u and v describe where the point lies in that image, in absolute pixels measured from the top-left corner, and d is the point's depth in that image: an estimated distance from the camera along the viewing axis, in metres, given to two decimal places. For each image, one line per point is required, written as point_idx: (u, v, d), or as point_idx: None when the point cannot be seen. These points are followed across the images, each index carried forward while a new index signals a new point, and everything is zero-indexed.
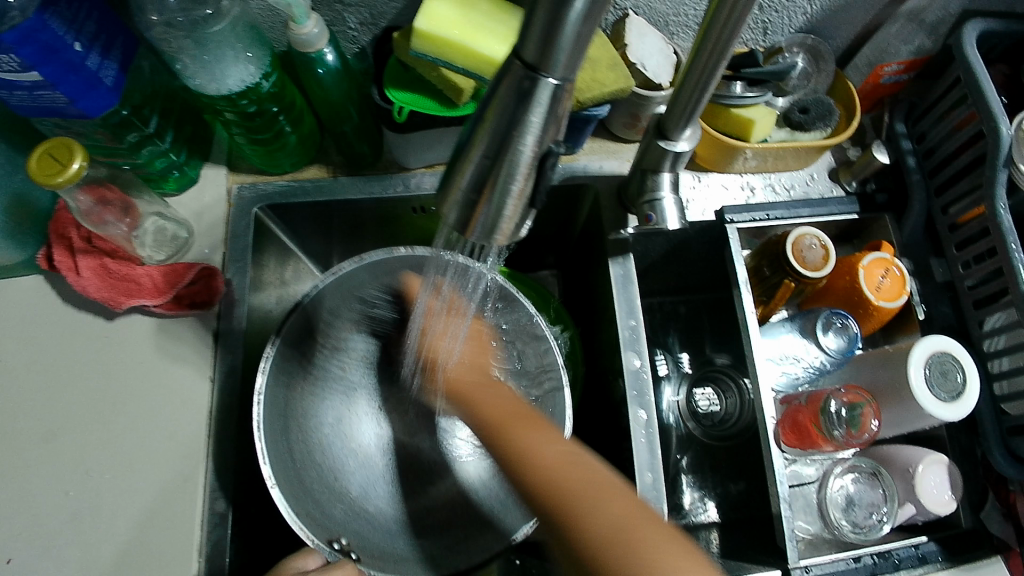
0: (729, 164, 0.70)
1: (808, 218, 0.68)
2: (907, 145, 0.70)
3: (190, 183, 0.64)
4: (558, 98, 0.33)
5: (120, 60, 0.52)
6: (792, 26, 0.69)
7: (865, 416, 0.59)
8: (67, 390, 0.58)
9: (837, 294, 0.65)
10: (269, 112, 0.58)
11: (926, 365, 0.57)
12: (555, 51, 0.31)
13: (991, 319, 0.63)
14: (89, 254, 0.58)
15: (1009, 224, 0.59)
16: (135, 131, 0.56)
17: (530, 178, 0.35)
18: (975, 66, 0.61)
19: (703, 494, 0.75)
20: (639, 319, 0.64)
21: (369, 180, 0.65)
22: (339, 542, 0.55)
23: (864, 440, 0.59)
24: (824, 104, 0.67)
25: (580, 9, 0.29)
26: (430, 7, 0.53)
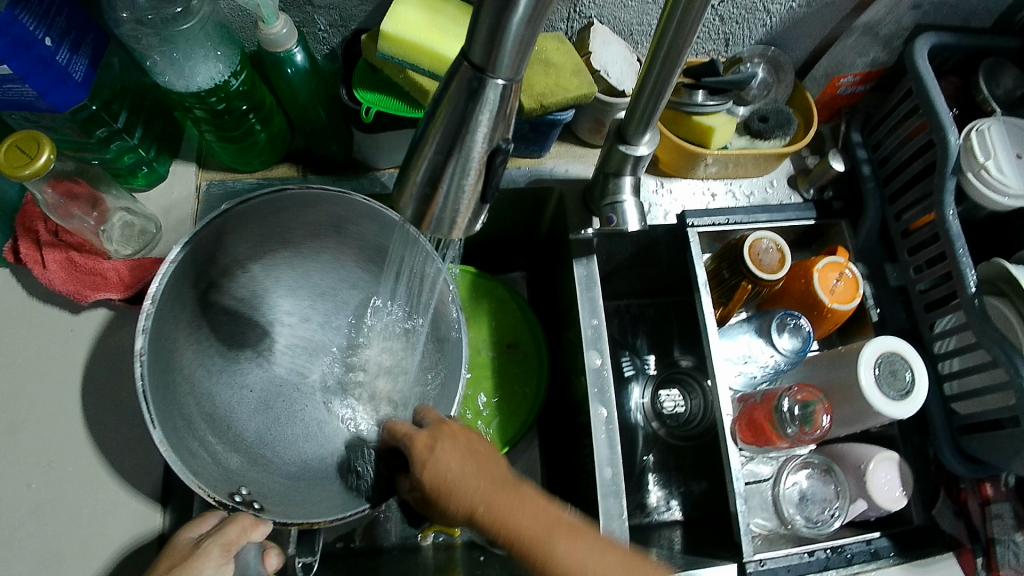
0: (691, 170, 0.72)
1: (767, 223, 0.70)
2: (862, 154, 0.72)
3: (159, 179, 0.65)
4: (506, 98, 0.34)
5: (90, 56, 0.53)
6: (752, 38, 0.71)
7: (818, 415, 0.60)
8: (32, 381, 0.59)
9: (793, 296, 0.67)
10: (238, 109, 0.59)
11: (875, 364, 0.59)
12: (500, 53, 0.32)
13: (942, 321, 0.65)
14: (56, 247, 0.59)
15: (956, 229, 0.61)
16: (104, 126, 0.56)
17: (482, 175, 0.36)
18: (926, 79, 0.63)
19: (668, 493, 0.77)
20: (601, 319, 0.66)
21: (338, 180, 0.67)
22: (241, 495, 0.52)
23: (816, 437, 0.61)
24: (783, 112, 0.69)
25: (523, 13, 0.30)
26: (398, 10, 0.54)
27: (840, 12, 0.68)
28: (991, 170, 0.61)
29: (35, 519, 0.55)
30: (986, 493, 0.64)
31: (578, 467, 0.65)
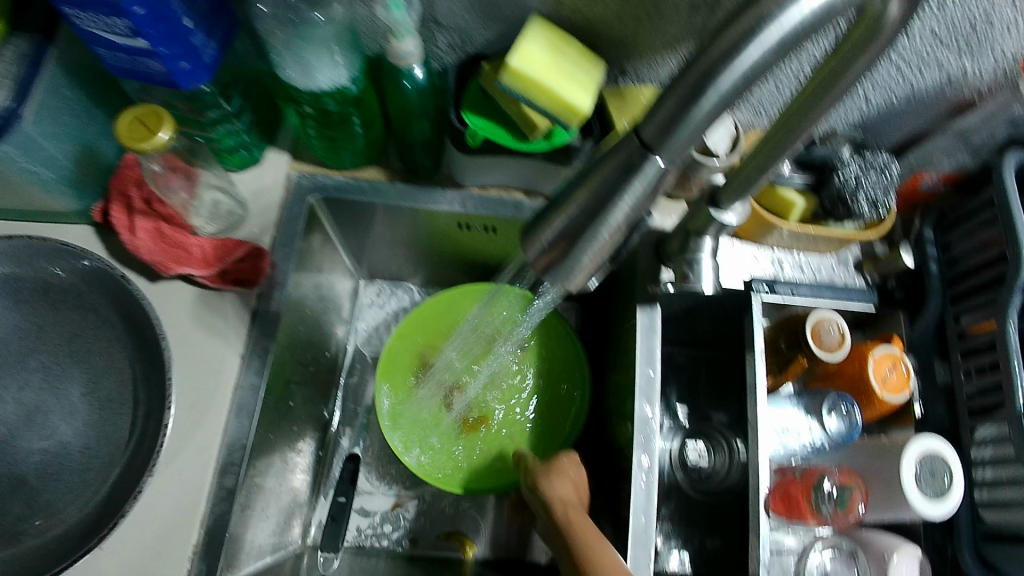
0: (763, 237, 0.73)
1: (830, 300, 0.71)
2: (932, 252, 0.73)
3: (252, 163, 0.66)
4: (660, 178, 0.35)
5: (220, 40, 0.54)
6: (846, 120, 0.73)
7: (564, 469, 0.64)
8: (100, 345, 0.59)
9: (845, 379, 0.68)
10: (347, 113, 0.60)
11: (917, 462, 0.60)
12: (672, 136, 0.33)
13: (983, 429, 0.66)
14: (147, 216, 0.59)
15: (1015, 343, 0.63)
16: (217, 108, 0.58)
17: (615, 237, 0.37)
18: (1010, 192, 0.65)
19: (678, 544, 0.79)
20: (656, 371, 0.66)
21: (419, 190, 0.67)
22: None
23: (540, 508, 0.61)
24: (889, 194, 0.67)
25: (707, 110, 0.32)
26: (525, 45, 0.55)
27: (936, 112, 0.70)
28: None
29: (86, 486, 0.55)
30: None
31: (609, 508, 0.67)
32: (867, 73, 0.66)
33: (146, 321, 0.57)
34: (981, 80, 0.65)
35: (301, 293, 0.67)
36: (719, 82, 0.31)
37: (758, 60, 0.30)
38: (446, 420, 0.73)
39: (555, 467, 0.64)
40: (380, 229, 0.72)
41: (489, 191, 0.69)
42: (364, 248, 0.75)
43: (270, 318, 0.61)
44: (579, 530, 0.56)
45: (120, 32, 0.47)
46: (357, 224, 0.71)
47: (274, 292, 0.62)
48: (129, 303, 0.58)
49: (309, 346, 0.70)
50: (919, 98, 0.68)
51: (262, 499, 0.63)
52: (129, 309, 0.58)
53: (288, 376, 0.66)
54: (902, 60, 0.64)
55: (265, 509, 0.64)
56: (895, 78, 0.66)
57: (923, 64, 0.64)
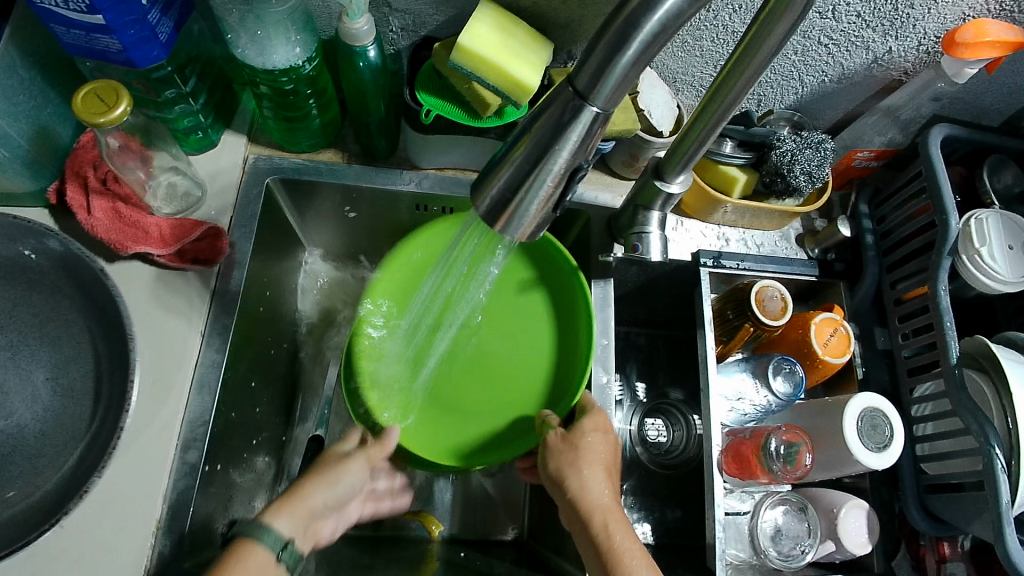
0: (709, 215, 0.77)
1: (773, 273, 0.75)
2: (867, 224, 0.78)
3: (209, 146, 0.67)
4: (594, 125, 0.37)
5: (175, 20, 0.56)
6: (784, 101, 0.77)
7: (583, 441, 0.60)
8: (55, 326, 0.58)
9: (789, 344, 0.71)
10: (302, 93, 0.62)
11: (858, 417, 0.63)
12: (603, 84, 0.35)
13: (921, 387, 0.70)
14: (102, 196, 0.59)
15: (946, 304, 0.66)
16: (173, 88, 0.59)
17: (559, 185, 0.39)
18: (936, 163, 0.69)
19: (641, 516, 0.80)
20: (611, 339, 0.68)
21: (378, 172, 0.69)
22: None
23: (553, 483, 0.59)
24: (823, 168, 0.70)
25: (634, 54, 0.34)
26: (474, 25, 0.57)
27: (866, 92, 0.74)
28: (984, 256, 0.66)
29: (44, 465, 0.55)
30: (943, 551, 0.70)
31: None
32: (800, 55, 0.69)
33: (104, 301, 0.58)
34: (906, 60, 0.69)
35: (261, 275, 0.68)
36: (644, 27, 0.34)
37: (670, 11, 0.33)
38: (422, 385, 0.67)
39: (574, 436, 0.60)
40: (339, 213, 0.73)
41: (445, 171, 0.71)
42: (323, 233, 0.76)
43: (229, 297, 0.63)
44: (608, 522, 0.55)
45: (77, 9, 0.48)
46: (317, 208, 0.72)
47: (233, 273, 0.63)
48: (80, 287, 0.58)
49: (270, 328, 0.71)
50: (850, 78, 0.72)
51: (224, 479, 0.64)
52: (86, 288, 0.58)
53: (250, 356, 0.67)
54: (830, 41, 0.68)
55: (228, 489, 0.64)
56: (826, 59, 0.70)
57: (851, 45, 0.68)
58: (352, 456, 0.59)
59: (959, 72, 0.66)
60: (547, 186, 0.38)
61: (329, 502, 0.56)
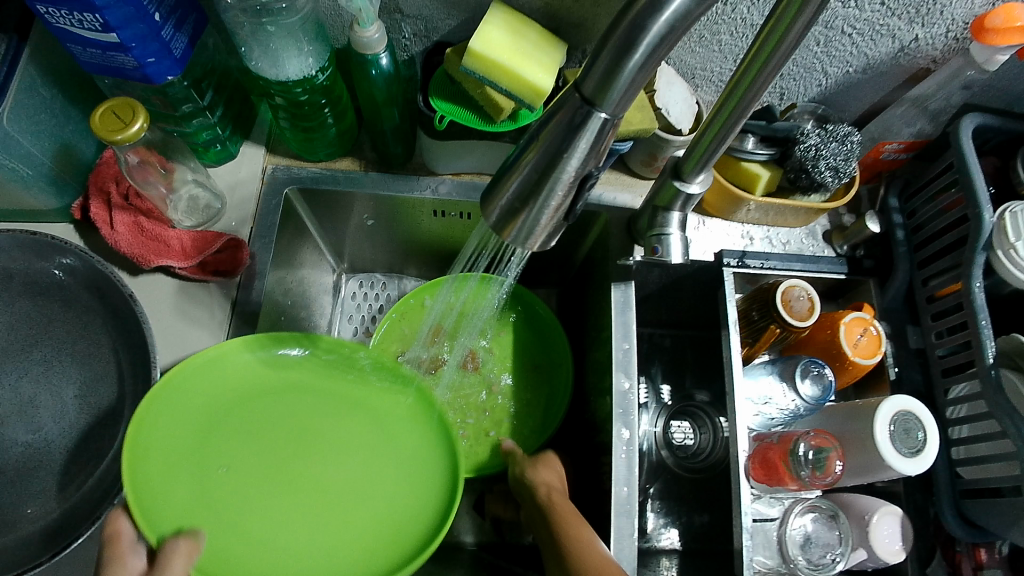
0: (732, 213, 0.75)
1: (799, 272, 0.73)
2: (897, 219, 0.75)
3: (228, 157, 0.68)
4: (605, 131, 0.36)
5: (189, 35, 0.56)
6: (807, 95, 0.75)
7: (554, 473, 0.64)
8: (82, 342, 0.60)
9: (817, 345, 0.69)
10: (317, 102, 0.62)
11: (891, 421, 0.61)
12: (610, 89, 0.35)
13: (956, 388, 0.68)
14: (125, 211, 0.60)
15: (980, 302, 0.64)
16: (190, 102, 0.60)
17: (570, 193, 0.39)
18: (968, 155, 0.67)
19: (668, 521, 0.79)
20: (632, 343, 0.67)
21: (394, 178, 0.69)
22: None
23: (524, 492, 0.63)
24: (850, 163, 0.68)
25: (640, 58, 0.33)
26: (486, 29, 0.56)
27: (892, 82, 0.72)
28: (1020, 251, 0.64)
29: (74, 479, 0.56)
30: (979, 558, 0.67)
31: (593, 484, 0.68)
32: (822, 46, 0.68)
33: (129, 316, 0.59)
34: (933, 48, 0.67)
35: (281, 285, 0.68)
36: (650, 28, 0.33)
37: (678, 13, 0.32)
38: (318, 431, 0.62)
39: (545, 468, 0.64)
40: (356, 223, 0.74)
41: (462, 177, 0.71)
42: (342, 241, 0.77)
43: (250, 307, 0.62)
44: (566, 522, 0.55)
45: (92, 27, 0.49)
46: (333, 215, 0.72)
47: (254, 283, 0.63)
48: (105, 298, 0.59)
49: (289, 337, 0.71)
50: (875, 69, 0.70)
51: None
52: (112, 304, 0.59)
53: None
54: (854, 31, 0.65)
55: None
56: (850, 51, 0.68)
57: (876, 35, 0.66)
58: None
59: (988, 60, 0.63)
60: (558, 194, 0.38)
61: None
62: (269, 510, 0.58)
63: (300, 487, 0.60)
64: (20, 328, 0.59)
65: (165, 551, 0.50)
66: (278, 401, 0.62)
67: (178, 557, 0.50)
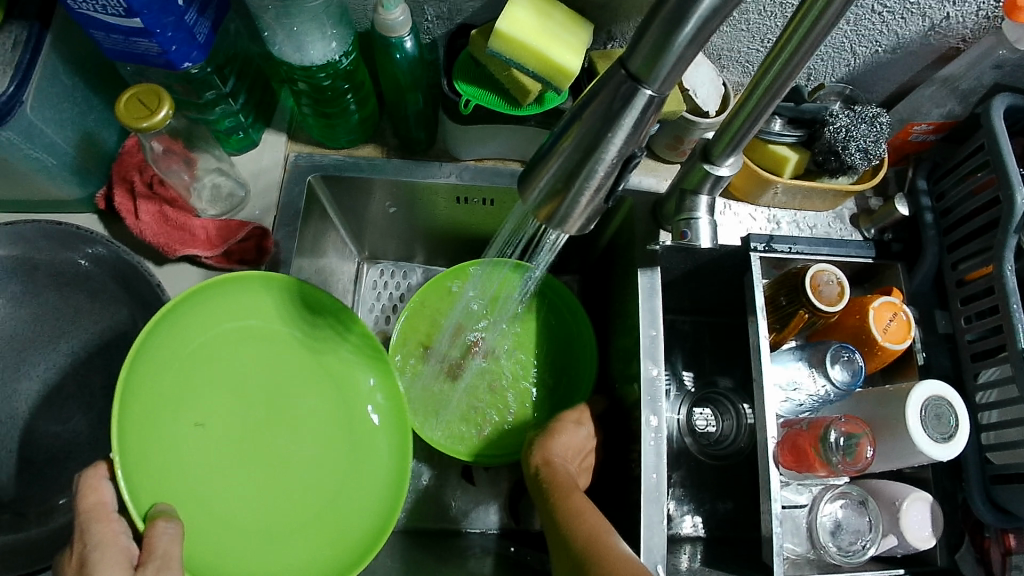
0: (759, 196, 0.74)
1: (827, 256, 0.72)
2: (926, 202, 0.74)
3: (251, 145, 0.67)
4: (650, 109, 0.35)
5: (212, 20, 0.55)
6: (835, 75, 0.74)
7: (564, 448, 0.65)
8: (108, 334, 0.59)
9: (846, 330, 0.69)
10: (339, 87, 0.61)
11: (921, 407, 0.61)
12: (658, 66, 0.34)
13: (986, 372, 0.67)
14: (150, 200, 0.60)
15: (1012, 285, 0.63)
16: (213, 89, 0.59)
17: (612, 173, 0.38)
18: (1001, 136, 0.65)
19: (692, 509, 0.79)
20: (660, 330, 0.66)
21: (417, 165, 0.68)
22: None
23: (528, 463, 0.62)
24: (879, 144, 0.67)
25: (689, 34, 0.32)
26: (512, 10, 0.55)
27: (922, 62, 0.71)
28: None
29: None
30: (1009, 544, 0.66)
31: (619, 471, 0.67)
32: (852, 25, 0.66)
33: (156, 307, 0.58)
34: (966, 26, 0.66)
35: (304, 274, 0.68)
36: (701, 2, 0.31)
37: None
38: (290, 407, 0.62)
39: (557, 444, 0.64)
40: (378, 211, 0.73)
41: (485, 163, 0.70)
42: (364, 228, 0.76)
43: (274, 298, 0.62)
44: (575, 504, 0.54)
45: (116, 13, 0.48)
46: (354, 202, 0.71)
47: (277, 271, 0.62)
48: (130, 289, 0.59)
49: None
50: (906, 48, 0.69)
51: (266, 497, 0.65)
52: (138, 294, 0.59)
53: None
54: (885, 9, 0.64)
55: None
56: (881, 29, 0.67)
57: (908, 13, 0.64)
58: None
59: (1022, 38, 0.63)
60: (601, 174, 0.37)
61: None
62: (231, 483, 0.57)
63: (266, 463, 0.60)
64: (46, 319, 0.59)
65: (152, 533, 0.47)
66: (260, 365, 0.61)
67: (168, 543, 0.47)
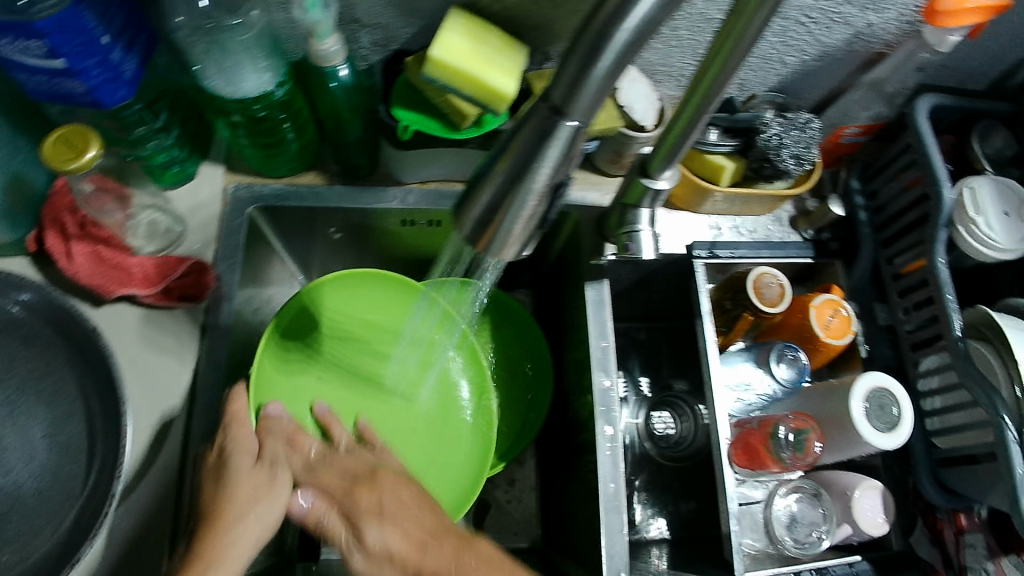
0: (699, 205, 0.76)
1: (769, 258, 0.74)
2: (859, 201, 0.77)
3: (186, 179, 0.66)
4: (575, 139, 0.36)
5: (140, 55, 0.54)
6: (766, 84, 0.76)
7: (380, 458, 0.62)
8: (48, 380, 0.57)
9: (791, 329, 0.70)
10: (276, 118, 0.60)
11: (866, 399, 0.62)
12: (579, 98, 0.34)
13: (926, 361, 0.70)
14: (83, 240, 0.59)
15: (944, 277, 0.66)
16: (144, 125, 0.58)
17: (542, 202, 0.38)
18: (925, 135, 0.68)
19: (655, 512, 0.79)
20: (610, 341, 0.68)
21: (362, 191, 0.68)
22: None
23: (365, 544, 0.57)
24: (811, 150, 0.69)
25: (607, 66, 0.33)
26: (446, 36, 0.56)
27: (849, 66, 0.73)
28: (981, 225, 0.66)
29: (49, 521, 0.54)
30: (960, 523, 0.71)
31: (580, 482, 0.68)
32: (779, 36, 0.68)
33: (95, 350, 0.57)
34: (888, 32, 0.68)
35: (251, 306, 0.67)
36: (615, 37, 0.33)
37: (642, 21, 0.32)
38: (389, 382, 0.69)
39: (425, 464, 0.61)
40: (324, 238, 0.73)
41: (429, 185, 0.70)
42: (311, 256, 0.75)
43: (220, 331, 0.60)
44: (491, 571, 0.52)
45: (37, 53, 0.48)
46: (299, 230, 0.71)
47: (221, 306, 0.60)
48: (68, 331, 0.57)
49: None
50: (832, 55, 0.71)
51: None
52: (76, 338, 0.57)
53: None
54: (809, 20, 0.66)
55: None
56: (807, 39, 0.69)
57: (831, 23, 0.67)
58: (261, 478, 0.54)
59: (941, 40, 0.65)
60: (530, 205, 0.38)
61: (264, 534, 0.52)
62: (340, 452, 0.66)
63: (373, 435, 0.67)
64: None
65: (261, 438, 0.57)
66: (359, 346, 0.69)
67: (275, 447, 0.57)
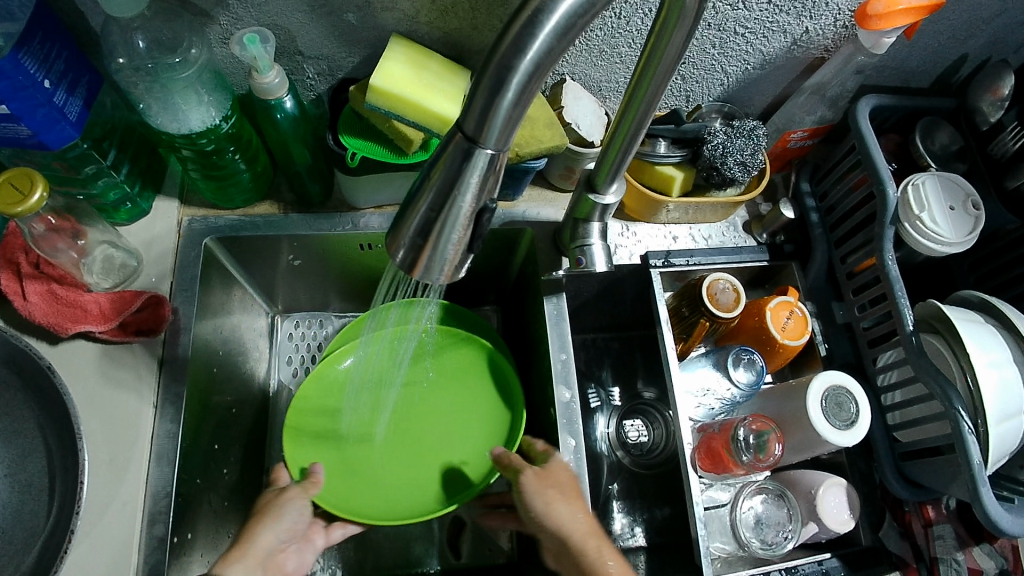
0: (654, 216, 0.77)
1: (724, 264, 0.75)
2: (811, 203, 0.79)
3: (141, 214, 0.67)
4: (493, 164, 0.37)
5: (84, 97, 0.56)
6: (712, 94, 0.77)
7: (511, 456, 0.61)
8: (5, 421, 0.58)
9: (747, 333, 0.71)
10: (225, 151, 0.61)
11: (822, 396, 0.63)
12: (490, 127, 0.35)
13: (883, 356, 0.70)
14: (37, 280, 0.59)
15: (895, 273, 0.66)
16: (93, 163, 0.59)
17: (469, 228, 0.39)
18: (867, 135, 0.69)
19: (633, 520, 0.79)
20: (570, 353, 0.68)
21: (318, 218, 0.69)
22: None
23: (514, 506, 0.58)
24: (756, 156, 0.71)
25: (513, 96, 0.34)
26: (386, 65, 0.57)
27: (791, 74, 0.75)
28: (926, 222, 0.67)
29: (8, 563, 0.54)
30: (928, 515, 0.71)
31: None
32: (718, 48, 0.70)
33: (51, 387, 0.57)
34: (824, 38, 0.70)
35: (213, 336, 0.67)
36: (518, 67, 0.33)
37: (540, 51, 0.33)
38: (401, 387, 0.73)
39: (550, 475, 0.59)
40: (285, 266, 0.73)
41: (384, 208, 0.71)
42: (274, 284, 0.76)
43: (178, 364, 0.62)
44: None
45: None
46: (259, 260, 0.72)
47: (179, 338, 0.63)
48: (22, 371, 0.58)
49: (232, 384, 0.70)
50: (773, 63, 0.73)
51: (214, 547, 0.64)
52: (31, 377, 0.58)
53: (213, 420, 0.66)
54: (746, 31, 0.68)
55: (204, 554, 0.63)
56: (746, 49, 0.70)
57: (767, 32, 0.68)
58: (289, 497, 0.59)
59: (877, 43, 0.66)
60: (459, 232, 0.38)
61: (282, 536, 0.57)
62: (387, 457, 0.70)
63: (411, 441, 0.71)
64: None
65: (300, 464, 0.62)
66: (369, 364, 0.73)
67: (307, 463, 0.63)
